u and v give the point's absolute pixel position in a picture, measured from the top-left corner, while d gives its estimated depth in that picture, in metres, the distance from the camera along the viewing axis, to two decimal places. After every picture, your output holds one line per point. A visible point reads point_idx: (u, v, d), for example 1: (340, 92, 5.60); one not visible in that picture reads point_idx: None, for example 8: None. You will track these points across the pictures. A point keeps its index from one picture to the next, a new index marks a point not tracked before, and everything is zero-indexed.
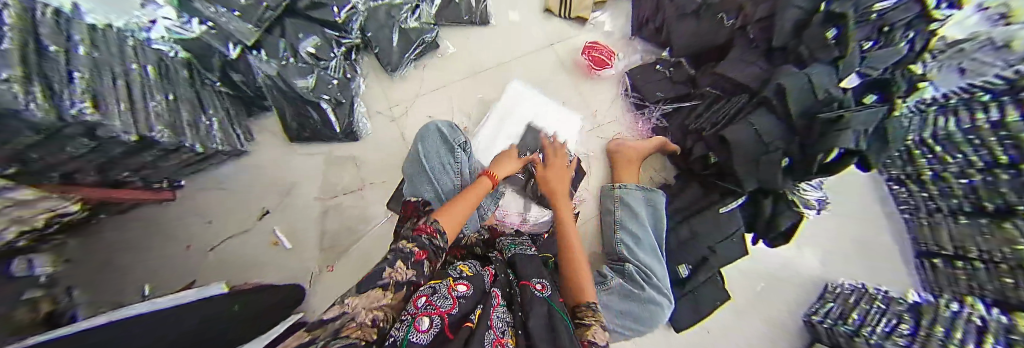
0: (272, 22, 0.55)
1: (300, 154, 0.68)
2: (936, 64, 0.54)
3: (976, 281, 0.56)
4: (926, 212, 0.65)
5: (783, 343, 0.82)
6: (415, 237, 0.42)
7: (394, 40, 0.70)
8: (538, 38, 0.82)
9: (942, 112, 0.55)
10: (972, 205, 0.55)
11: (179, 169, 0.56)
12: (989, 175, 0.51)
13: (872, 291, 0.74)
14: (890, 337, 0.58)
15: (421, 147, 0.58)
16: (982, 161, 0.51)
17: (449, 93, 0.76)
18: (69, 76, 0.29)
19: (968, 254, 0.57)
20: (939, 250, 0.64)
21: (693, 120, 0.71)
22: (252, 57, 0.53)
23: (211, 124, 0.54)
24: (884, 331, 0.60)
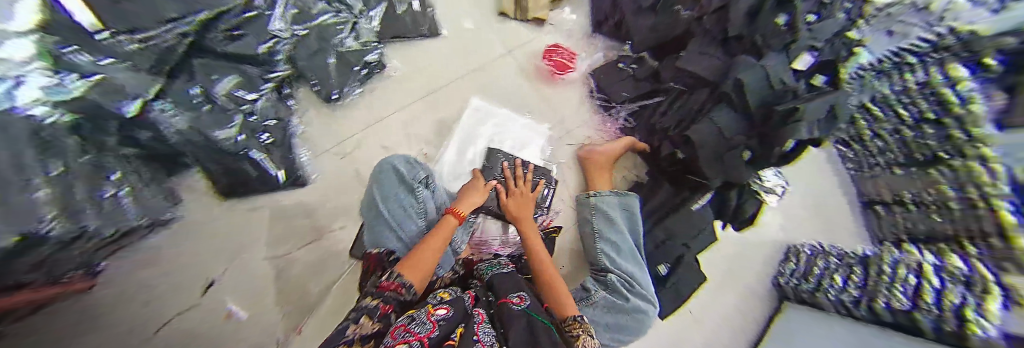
0: (174, 65, 0.42)
1: (241, 211, 0.62)
2: (868, 30, 0.52)
3: (910, 225, 0.60)
4: (869, 166, 0.69)
5: (753, 313, 0.88)
6: (379, 294, 0.38)
7: (331, 65, 0.61)
8: (495, 45, 0.78)
9: (879, 77, 0.50)
10: (904, 157, 0.52)
11: (90, 255, 0.45)
12: (918, 130, 0.47)
13: (828, 248, 0.80)
14: (846, 291, 0.64)
15: (378, 190, 0.54)
16: (910, 117, 0.47)
17: (406, 117, 0.70)
18: None
19: (906, 198, 0.60)
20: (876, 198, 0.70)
21: (658, 118, 0.70)
22: (156, 112, 0.39)
23: (120, 196, 0.44)
24: (841, 290, 0.65)
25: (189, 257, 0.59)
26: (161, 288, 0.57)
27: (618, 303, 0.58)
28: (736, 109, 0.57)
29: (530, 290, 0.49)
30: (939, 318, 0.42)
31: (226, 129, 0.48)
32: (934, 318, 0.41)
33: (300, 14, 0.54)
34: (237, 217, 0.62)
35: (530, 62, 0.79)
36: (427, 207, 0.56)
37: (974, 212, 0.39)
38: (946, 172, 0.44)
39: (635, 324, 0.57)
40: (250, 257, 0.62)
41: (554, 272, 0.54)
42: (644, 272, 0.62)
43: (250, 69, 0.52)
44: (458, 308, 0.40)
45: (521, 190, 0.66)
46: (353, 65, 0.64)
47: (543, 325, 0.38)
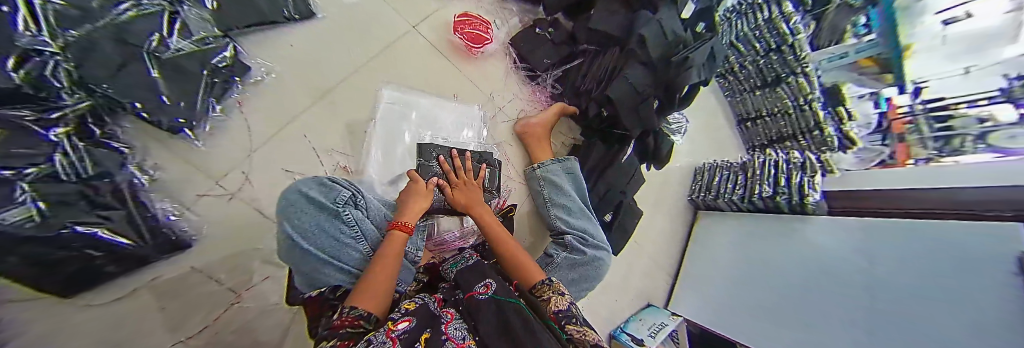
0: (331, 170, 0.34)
1: (87, 310, 0.42)
2: None
3: (772, 130, 1.00)
4: (739, 93, 1.04)
5: (676, 229, 1.08)
6: (333, 334, 0.32)
7: (160, 80, 0.42)
8: (393, 21, 0.66)
9: (739, 16, 0.91)
10: (780, 61, 0.86)
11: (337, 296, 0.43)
12: (778, 53, 0.86)
13: (722, 163, 1.04)
14: (742, 192, 0.92)
15: (285, 222, 0.43)
16: (775, 43, 0.85)
17: (305, 130, 0.57)
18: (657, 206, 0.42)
19: (761, 113, 1.00)
20: (750, 115, 1.05)
21: (581, 81, 0.73)
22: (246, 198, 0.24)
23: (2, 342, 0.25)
24: (740, 196, 0.91)
25: None
26: None
27: (578, 259, 0.62)
28: (644, 65, 0.62)
29: (495, 275, 0.50)
30: (790, 193, 0.81)
31: (12, 209, 0.29)
32: (785, 195, 0.81)
33: (78, 9, 0.33)
34: (106, 313, 0.43)
35: (440, 37, 0.70)
36: (363, 228, 0.50)
37: (808, 112, 0.87)
38: (784, 88, 0.88)
39: (593, 273, 0.63)
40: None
41: (515, 246, 0.56)
42: (594, 225, 0.68)
43: (8, 114, 0.31)
44: (422, 316, 0.39)
45: (464, 181, 0.62)
46: (193, 77, 0.46)
47: (511, 305, 0.39)
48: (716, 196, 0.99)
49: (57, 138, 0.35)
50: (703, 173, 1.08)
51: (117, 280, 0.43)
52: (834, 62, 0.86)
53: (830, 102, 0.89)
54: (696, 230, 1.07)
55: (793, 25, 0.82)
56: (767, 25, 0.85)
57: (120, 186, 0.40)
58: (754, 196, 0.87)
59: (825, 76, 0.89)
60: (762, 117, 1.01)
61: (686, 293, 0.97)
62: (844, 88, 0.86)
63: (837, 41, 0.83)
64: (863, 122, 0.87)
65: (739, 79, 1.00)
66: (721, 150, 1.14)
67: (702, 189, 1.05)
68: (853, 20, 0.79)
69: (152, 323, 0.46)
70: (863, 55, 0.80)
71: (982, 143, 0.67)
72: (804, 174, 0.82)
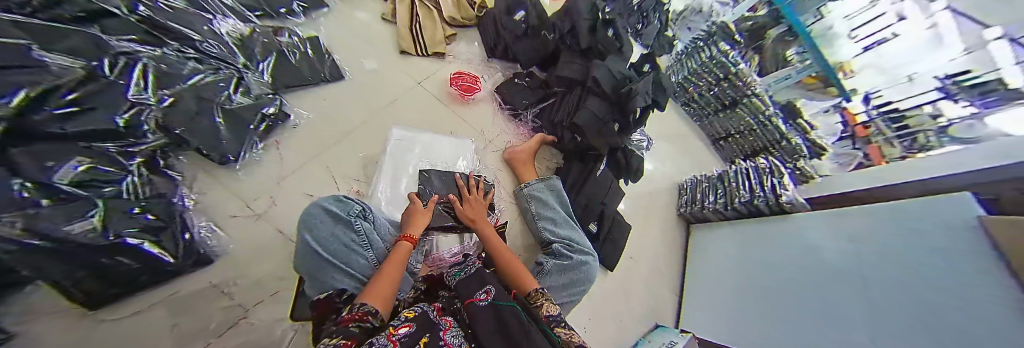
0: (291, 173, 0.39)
1: (106, 325, 0.45)
2: (677, 30, 1.30)
3: (742, 144, 1.12)
4: (704, 118, 1.24)
5: (674, 247, 1.11)
6: (342, 328, 0.35)
7: (219, 124, 0.55)
8: (403, 79, 0.84)
9: (689, 58, 1.20)
10: (730, 88, 1.06)
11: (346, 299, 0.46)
12: (731, 81, 1.04)
13: (702, 176, 1.13)
14: (731, 204, 0.96)
15: (309, 237, 0.52)
16: (719, 73, 1.08)
17: (326, 161, 0.68)
18: None
19: (732, 135, 1.14)
20: (722, 136, 1.20)
21: (555, 114, 0.88)
22: None
23: None
24: (725, 206, 0.98)
25: None
26: None
27: (566, 264, 0.66)
28: (601, 97, 0.78)
29: (495, 281, 0.54)
30: (766, 196, 0.88)
31: (77, 224, 0.35)
32: (760, 198, 0.89)
33: (169, 76, 0.49)
34: (119, 329, 0.45)
35: (440, 89, 0.88)
36: (368, 236, 0.57)
37: (770, 126, 0.98)
38: (742, 109, 1.05)
39: (583, 276, 0.65)
40: None
41: (512, 256, 0.61)
42: (580, 234, 0.74)
43: (104, 145, 0.43)
44: (421, 321, 0.41)
45: (474, 196, 0.72)
46: (250, 120, 0.60)
47: (509, 309, 0.42)
48: (702, 208, 1.06)
49: (133, 167, 0.47)
50: (686, 188, 1.16)
51: (139, 294, 0.47)
52: (782, 83, 1.01)
53: (790, 116, 0.98)
54: (693, 245, 1.09)
55: (731, 57, 1.03)
56: (712, 59, 1.08)
57: (170, 205, 0.49)
58: (737, 203, 0.94)
59: (777, 95, 1.03)
60: (731, 135, 1.15)
61: (695, 311, 0.94)
62: (799, 104, 0.98)
63: (783, 65, 1.00)
64: (829, 130, 0.93)
65: (702, 105, 1.21)
66: (703, 167, 1.26)
67: (688, 204, 1.12)
68: (789, 50, 0.98)
69: (154, 338, 0.47)
70: (803, 75, 0.96)
71: (944, 134, 0.68)
72: (776, 177, 0.89)
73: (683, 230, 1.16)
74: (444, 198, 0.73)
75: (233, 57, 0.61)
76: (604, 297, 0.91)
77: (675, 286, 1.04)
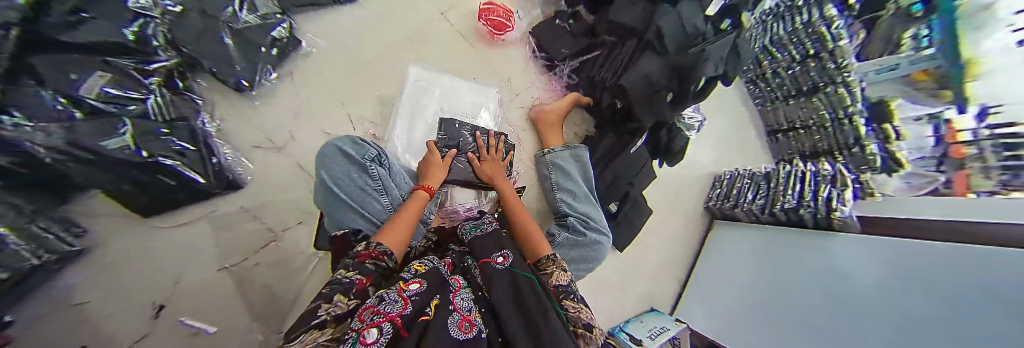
0: None
1: (164, 231, 0.52)
2: None
3: (796, 142, 0.94)
4: (770, 101, 0.99)
5: (692, 232, 1.07)
6: (357, 265, 0.37)
7: (229, 45, 0.52)
8: (422, 8, 0.71)
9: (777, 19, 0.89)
10: (818, 68, 0.80)
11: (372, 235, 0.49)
12: (818, 60, 0.80)
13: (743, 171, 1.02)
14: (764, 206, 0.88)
15: (326, 175, 0.52)
16: (813, 49, 0.81)
17: (341, 99, 0.64)
18: None
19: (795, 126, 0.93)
20: (778, 128, 1.00)
21: (597, 71, 0.75)
22: None
23: None
24: (761, 205, 0.89)
25: (127, 291, 0.49)
26: (100, 328, 0.48)
27: (579, 240, 0.64)
28: (660, 57, 0.63)
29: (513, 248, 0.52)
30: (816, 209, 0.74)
31: (110, 139, 0.39)
32: (811, 209, 0.75)
33: None
34: (174, 234, 0.52)
35: (467, 25, 0.75)
36: (384, 183, 0.56)
37: (847, 127, 0.78)
38: (822, 98, 0.81)
39: (591, 255, 0.64)
40: (197, 273, 0.53)
41: (527, 217, 0.59)
42: (597, 211, 0.70)
43: (120, 63, 0.41)
44: (433, 279, 0.40)
45: (492, 156, 0.68)
46: (256, 43, 0.55)
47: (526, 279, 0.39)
48: (734, 207, 0.96)
49: (153, 85, 0.47)
50: (723, 181, 1.06)
51: (186, 208, 0.53)
52: (883, 75, 0.72)
53: (875, 118, 0.75)
54: (710, 238, 1.04)
55: (836, 27, 0.77)
56: (790, 33, 0.85)
57: (194, 129, 0.50)
58: (780, 209, 0.82)
59: (871, 89, 0.75)
60: (796, 129, 0.93)
61: (695, 300, 0.94)
62: (893, 104, 0.72)
63: (892, 51, 0.69)
64: (916, 144, 0.68)
65: (774, 86, 0.93)
66: (747, 157, 1.11)
67: (721, 198, 1.03)
68: (909, 30, 0.65)
69: (203, 245, 0.54)
70: (916, 67, 0.65)
71: (1002, 168, 0.51)
72: (836, 190, 0.74)
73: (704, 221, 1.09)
74: (464, 151, 0.68)
75: None
76: (604, 271, 0.92)
77: (679, 273, 1.04)
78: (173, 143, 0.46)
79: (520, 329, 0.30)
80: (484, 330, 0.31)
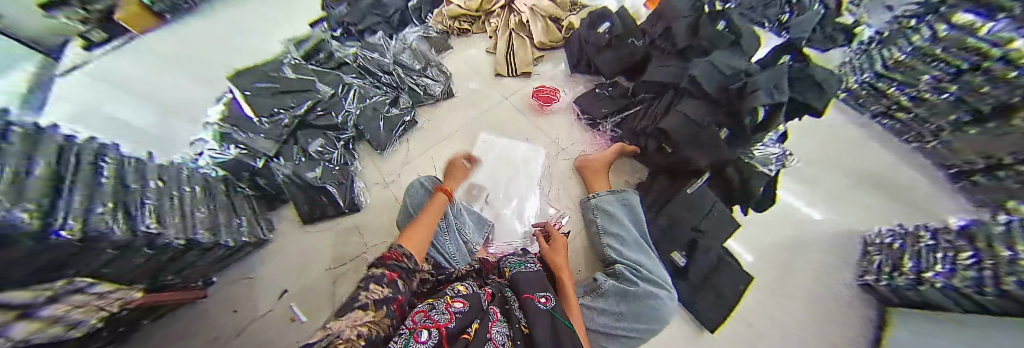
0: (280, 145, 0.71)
1: (308, 234, 0.76)
2: (863, 12, 0.94)
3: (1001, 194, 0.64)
4: (933, 134, 0.77)
5: (844, 322, 0.73)
6: (383, 264, 0.47)
7: (381, 127, 0.86)
8: (494, 95, 1.01)
9: (885, 47, 0.83)
10: (988, 79, 0.61)
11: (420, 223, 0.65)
12: (983, 71, 0.62)
13: (916, 229, 0.71)
14: (959, 273, 0.55)
15: (409, 201, 0.69)
16: (967, 63, 0.65)
17: (432, 154, 0.90)
18: (141, 204, 0.44)
19: (1000, 161, 0.64)
20: (967, 173, 0.73)
21: (639, 122, 0.81)
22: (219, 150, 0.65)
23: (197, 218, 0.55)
24: (938, 274, 0.59)
25: (273, 275, 0.71)
26: (245, 301, 0.68)
27: (628, 290, 0.60)
28: (699, 99, 0.66)
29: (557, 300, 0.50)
30: None
31: (314, 173, 0.73)
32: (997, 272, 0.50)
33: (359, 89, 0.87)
34: (310, 239, 0.76)
35: (524, 102, 0.99)
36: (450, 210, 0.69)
37: None
38: None
39: (649, 312, 0.58)
40: (312, 270, 0.72)
41: (574, 309, 0.54)
42: (654, 261, 0.65)
43: (329, 134, 0.79)
44: (474, 302, 0.41)
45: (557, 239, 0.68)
46: (396, 125, 0.89)
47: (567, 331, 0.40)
48: (917, 281, 0.62)
49: (340, 145, 0.81)
50: (892, 246, 0.73)
51: (323, 221, 0.77)
52: None
53: None
54: (892, 338, 0.68)
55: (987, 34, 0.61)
56: (914, 54, 0.75)
57: (348, 169, 0.80)
58: (994, 280, 0.49)
59: None
60: (1013, 166, 0.61)
61: None
62: None
63: None
64: None
65: (917, 119, 0.79)
66: (921, 206, 0.80)
67: (890, 272, 0.69)
68: None
69: (323, 250, 0.75)
70: None
71: None
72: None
73: (868, 313, 0.74)
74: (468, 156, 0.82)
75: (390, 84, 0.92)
76: None
77: None
78: (332, 179, 0.76)
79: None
80: None
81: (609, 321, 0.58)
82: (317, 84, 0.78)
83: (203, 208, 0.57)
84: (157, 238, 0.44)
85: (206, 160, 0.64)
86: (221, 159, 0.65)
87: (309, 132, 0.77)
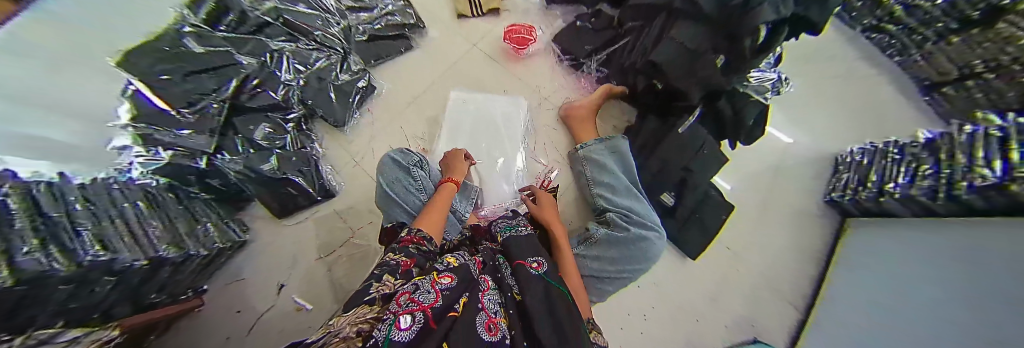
0: (220, 137, 0.60)
1: (290, 229, 0.73)
2: None
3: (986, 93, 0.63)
4: (918, 48, 0.77)
5: (810, 231, 0.81)
6: (402, 248, 0.45)
7: (332, 99, 0.75)
8: (460, 43, 0.87)
9: None
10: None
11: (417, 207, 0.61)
12: None
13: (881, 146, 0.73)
14: (915, 183, 0.60)
15: (383, 180, 0.63)
16: None
17: (402, 124, 0.81)
18: (77, 233, 0.36)
19: (975, 69, 0.65)
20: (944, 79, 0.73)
21: (626, 57, 0.72)
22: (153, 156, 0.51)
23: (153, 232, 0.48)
24: (906, 181, 0.62)
25: (265, 273, 0.70)
26: (245, 302, 0.68)
27: (619, 236, 0.61)
28: (697, 21, 0.56)
29: (551, 260, 0.51)
30: None
31: (265, 163, 0.64)
32: (948, 178, 0.54)
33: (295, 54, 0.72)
34: (291, 234, 0.73)
35: (496, 48, 0.86)
36: (424, 184, 0.65)
37: None
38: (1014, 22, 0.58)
39: (637, 252, 0.61)
40: (305, 262, 0.71)
41: (571, 265, 0.54)
42: (642, 204, 0.65)
43: (274, 116, 0.69)
44: (463, 274, 0.40)
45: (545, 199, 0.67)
46: (350, 94, 0.78)
47: (559, 293, 0.40)
48: (878, 194, 0.66)
49: (290, 128, 0.73)
50: (860, 164, 0.75)
51: (300, 212, 0.74)
52: None
53: None
54: (845, 245, 0.76)
55: None
56: None
57: (307, 154, 0.73)
58: (949, 186, 0.52)
59: None
60: (981, 73, 0.64)
61: (826, 333, 0.67)
62: None
63: None
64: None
65: (907, 30, 0.77)
66: (895, 123, 0.83)
67: (856, 187, 0.74)
68: None
69: (309, 241, 0.72)
70: None
71: None
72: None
73: (830, 221, 0.82)
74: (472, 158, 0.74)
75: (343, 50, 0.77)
76: (678, 283, 0.75)
77: (800, 296, 0.77)
78: (295, 168, 0.69)
79: (551, 337, 0.31)
80: (510, 332, 0.33)
81: (599, 266, 0.60)
82: (237, 57, 0.62)
83: (155, 223, 0.50)
84: (113, 264, 0.38)
85: (140, 168, 0.51)
86: (156, 165, 0.52)
87: (247, 118, 0.65)
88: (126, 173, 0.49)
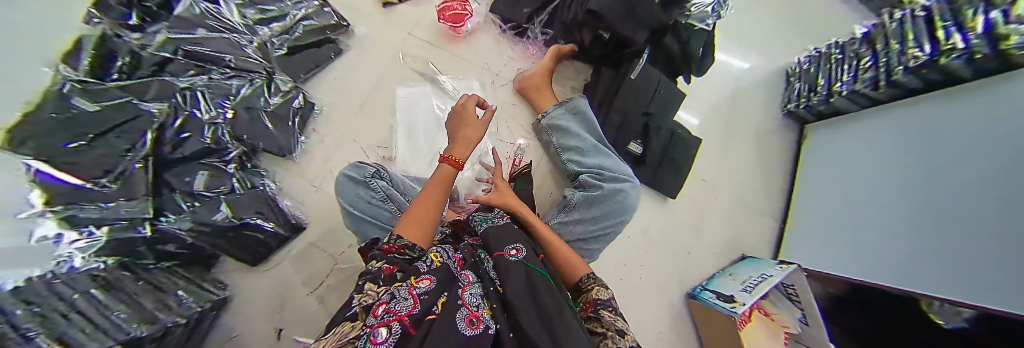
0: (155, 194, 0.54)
1: (269, 272, 0.71)
2: None
3: None
4: None
5: (770, 147, 0.86)
6: (382, 257, 0.38)
7: (270, 127, 0.69)
8: (391, 35, 0.80)
9: None
10: None
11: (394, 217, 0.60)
12: None
13: (823, 51, 0.79)
14: (860, 79, 0.67)
15: (341, 200, 0.60)
16: None
17: (353, 137, 0.77)
18: (29, 337, 0.31)
19: None
20: None
21: (569, 12, 0.69)
22: (90, 239, 0.47)
23: (120, 314, 0.44)
24: (852, 78, 0.69)
25: (259, 323, 0.68)
26: None
27: (595, 195, 0.62)
28: None
29: (529, 242, 0.52)
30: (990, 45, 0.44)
31: (217, 214, 0.59)
32: (886, 67, 0.62)
33: (211, 88, 0.64)
34: (274, 279, 0.71)
35: (432, 33, 0.81)
36: (385, 192, 0.61)
37: None
38: None
39: (618, 206, 0.62)
40: (296, 299, 0.71)
41: (557, 241, 0.56)
42: (614, 160, 0.65)
43: (209, 161, 0.63)
44: (443, 274, 0.38)
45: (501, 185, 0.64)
46: (287, 117, 0.72)
47: (539, 275, 0.41)
48: (828, 96, 0.74)
49: (232, 169, 0.66)
50: (808, 71, 0.81)
51: (275, 255, 0.72)
52: None
53: None
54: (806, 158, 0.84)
55: None
56: None
57: (259, 194, 0.67)
58: (887, 74, 0.61)
59: None
60: None
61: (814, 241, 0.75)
62: None
63: None
64: None
65: None
66: (838, 29, 0.90)
67: (806, 94, 0.80)
68: None
69: (293, 283, 0.71)
70: None
71: None
72: (955, 22, 0.50)
73: (784, 135, 0.88)
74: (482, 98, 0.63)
75: (264, 71, 0.70)
76: (663, 225, 0.78)
77: (768, 206, 0.85)
78: (250, 212, 0.64)
79: (535, 322, 0.30)
80: (494, 324, 0.30)
81: (584, 228, 0.61)
82: (144, 106, 0.54)
83: (118, 307, 0.45)
84: None
85: (82, 254, 0.47)
86: (95, 246, 0.48)
87: (180, 170, 0.59)
88: (68, 263, 0.46)
